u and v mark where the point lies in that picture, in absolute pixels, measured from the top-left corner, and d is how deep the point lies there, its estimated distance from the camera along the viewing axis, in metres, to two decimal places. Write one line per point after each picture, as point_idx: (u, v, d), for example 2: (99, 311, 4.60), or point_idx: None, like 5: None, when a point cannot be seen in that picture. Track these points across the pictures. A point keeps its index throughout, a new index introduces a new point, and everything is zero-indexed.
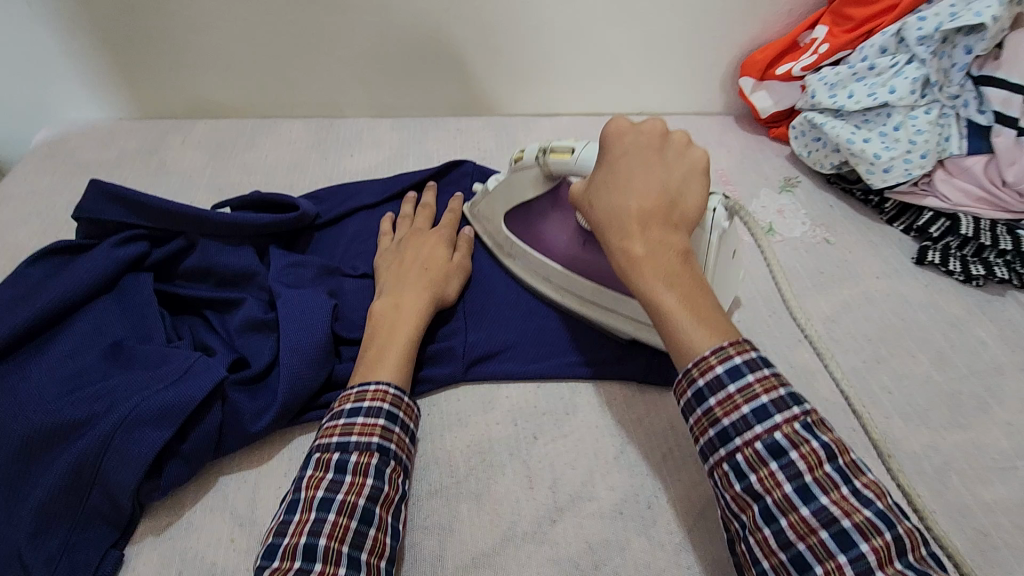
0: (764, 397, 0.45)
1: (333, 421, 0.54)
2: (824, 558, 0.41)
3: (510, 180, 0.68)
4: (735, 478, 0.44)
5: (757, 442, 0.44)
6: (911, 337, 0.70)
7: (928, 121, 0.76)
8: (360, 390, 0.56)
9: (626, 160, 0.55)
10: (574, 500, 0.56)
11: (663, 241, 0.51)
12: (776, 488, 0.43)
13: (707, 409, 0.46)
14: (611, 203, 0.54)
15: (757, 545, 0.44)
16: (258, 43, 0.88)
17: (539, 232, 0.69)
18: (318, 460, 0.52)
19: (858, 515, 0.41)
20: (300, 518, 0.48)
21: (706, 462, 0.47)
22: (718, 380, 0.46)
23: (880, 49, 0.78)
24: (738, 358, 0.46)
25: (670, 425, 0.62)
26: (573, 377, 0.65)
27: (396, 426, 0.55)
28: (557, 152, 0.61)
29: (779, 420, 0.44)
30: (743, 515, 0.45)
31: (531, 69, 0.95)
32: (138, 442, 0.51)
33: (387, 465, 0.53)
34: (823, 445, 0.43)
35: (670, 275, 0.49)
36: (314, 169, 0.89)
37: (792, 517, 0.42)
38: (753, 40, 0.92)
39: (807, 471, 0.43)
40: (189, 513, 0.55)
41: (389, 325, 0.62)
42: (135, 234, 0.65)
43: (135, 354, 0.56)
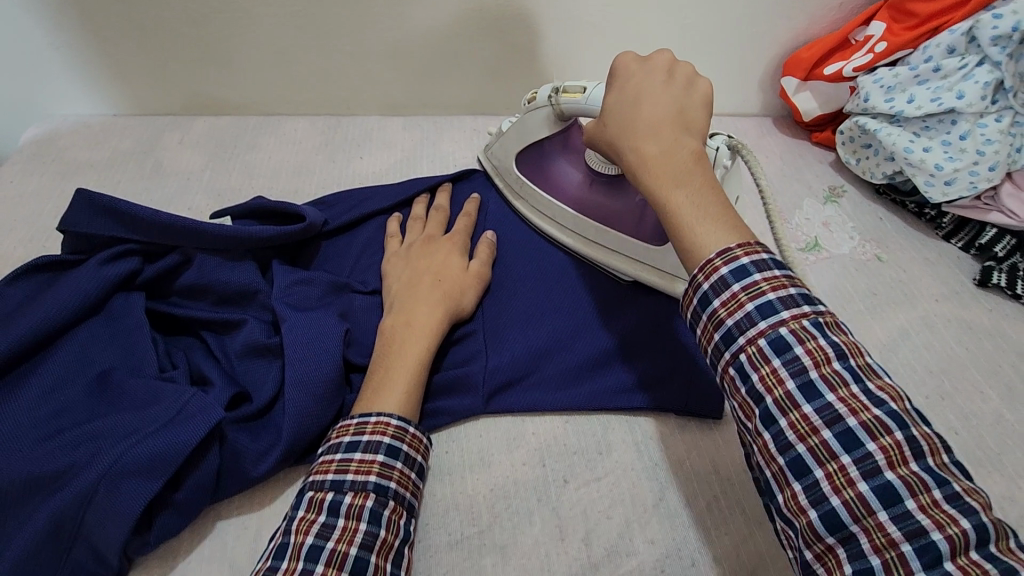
0: (772, 294, 0.41)
1: (329, 454, 0.49)
2: (826, 460, 0.38)
3: (523, 121, 0.70)
4: (737, 379, 0.41)
5: (760, 338, 0.41)
6: (977, 368, 0.64)
7: (999, 130, 0.68)
8: (360, 421, 0.51)
9: (638, 74, 0.53)
10: (610, 555, 0.51)
11: (676, 143, 0.48)
12: (778, 387, 0.39)
13: (711, 312, 0.43)
14: (622, 110, 0.52)
15: (758, 452, 0.40)
16: (262, 35, 0.81)
17: (550, 174, 0.72)
18: (311, 500, 0.47)
19: (866, 414, 0.37)
20: (288, 566, 0.43)
21: (713, 370, 0.44)
22: (723, 281, 0.42)
23: (948, 49, 0.71)
24: (745, 259, 0.42)
25: (714, 467, 0.56)
26: (607, 408, 0.59)
27: (399, 462, 0.50)
28: (569, 92, 0.63)
29: (785, 315, 0.40)
30: (747, 423, 0.41)
31: (555, 65, 0.88)
32: (124, 496, 0.45)
33: (384, 506, 0.48)
34: (833, 343, 0.40)
35: (680, 174, 0.46)
36: (321, 172, 0.83)
37: (793, 416, 0.39)
38: (798, 36, 0.85)
39: (813, 367, 0.39)
40: (183, 565, 0.49)
41: (400, 340, 0.56)
42: (125, 250, 0.59)
43: (124, 391, 0.50)
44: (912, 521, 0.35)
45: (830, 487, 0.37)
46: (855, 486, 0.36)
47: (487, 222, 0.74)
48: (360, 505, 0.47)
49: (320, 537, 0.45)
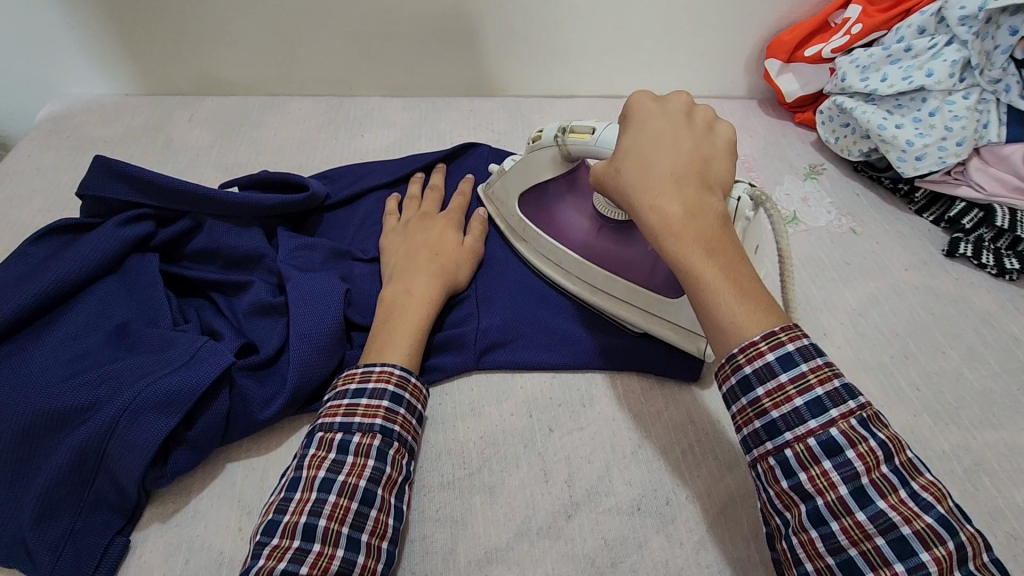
0: (819, 388, 0.43)
1: (338, 400, 0.53)
2: (879, 566, 0.40)
3: (526, 161, 0.66)
4: (783, 475, 0.43)
5: (810, 438, 0.42)
6: (941, 331, 0.67)
7: (966, 106, 0.72)
8: (365, 371, 0.55)
9: (657, 123, 0.54)
10: (591, 495, 0.55)
11: (702, 204, 0.49)
12: (830, 490, 0.41)
13: (754, 399, 0.44)
14: (642, 153, 0.53)
15: (802, 546, 0.42)
16: (268, 17, 0.84)
17: (554, 219, 0.68)
18: (321, 439, 0.51)
19: (918, 521, 0.40)
20: (301, 497, 0.47)
21: (750, 455, 0.46)
22: (768, 368, 0.44)
23: (919, 29, 0.75)
24: (790, 345, 0.44)
25: (690, 419, 0.60)
26: (592, 367, 0.63)
27: (402, 407, 0.54)
28: (577, 133, 0.60)
29: (835, 415, 0.42)
30: (787, 513, 0.44)
31: (548, 48, 0.92)
32: (142, 430, 0.49)
33: (390, 446, 0.52)
34: (881, 444, 0.42)
35: (710, 244, 0.47)
36: (324, 149, 0.87)
37: (845, 521, 0.41)
38: (781, 20, 0.89)
39: (864, 472, 0.41)
40: (197, 500, 0.53)
41: (399, 309, 0.60)
42: (141, 213, 0.63)
43: (140, 338, 0.54)
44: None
45: None
46: None
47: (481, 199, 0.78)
48: (368, 444, 0.51)
49: (330, 471, 0.49)
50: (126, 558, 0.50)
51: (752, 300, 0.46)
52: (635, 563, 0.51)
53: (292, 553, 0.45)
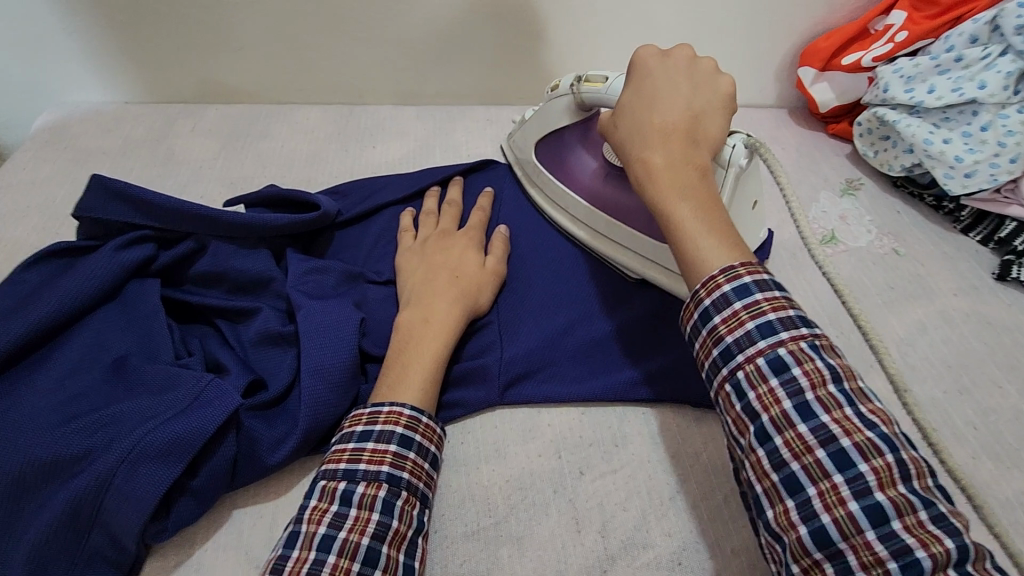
0: (772, 314, 0.42)
1: (342, 444, 0.49)
2: (818, 478, 0.38)
3: (546, 108, 0.72)
4: (734, 397, 0.41)
5: (759, 357, 0.41)
6: (996, 363, 0.63)
7: (1021, 121, 0.67)
8: (373, 411, 0.51)
9: (655, 79, 0.54)
10: (627, 547, 0.50)
11: (683, 154, 0.49)
12: (775, 406, 0.40)
13: (711, 328, 0.43)
14: (635, 107, 0.54)
15: (751, 468, 0.40)
16: (276, 21, 0.80)
17: (566, 164, 0.72)
18: (323, 489, 0.47)
19: (859, 435, 0.38)
20: (299, 556, 0.43)
21: (707, 386, 0.44)
22: (724, 297, 0.42)
23: (970, 38, 0.70)
24: (747, 278, 0.43)
25: (732, 461, 0.56)
26: (623, 402, 0.59)
27: (411, 451, 0.50)
28: (591, 81, 0.64)
29: (784, 336, 0.41)
30: (740, 439, 0.41)
31: (569, 54, 0.87)
32: (141, 483, 0.45)
33: (397, 497, 0.47)
34: (829, 366, 0.40)
35: (687, 187, 0.47)
36: (334, 161, 0.83)
37: (787, 435, 0.39)
38: (816, 26, 0.84)
39: (809, 388, 0.39)
40: (200, 552, 0.49)
41: (415, 340, 0.55)
42: (140, 236, 0.58)
43: (140, 376, 0.50)
44: (897, 540, 0.35)
45: (820, 504, 0.37)
46: (846, 506, 0.37)
47: (502, 216, 0.73)
48: (372, 495, 0.47)
49: (331, 526, 0.45)
50: None
51: (725, 239, 0.45)
52: None
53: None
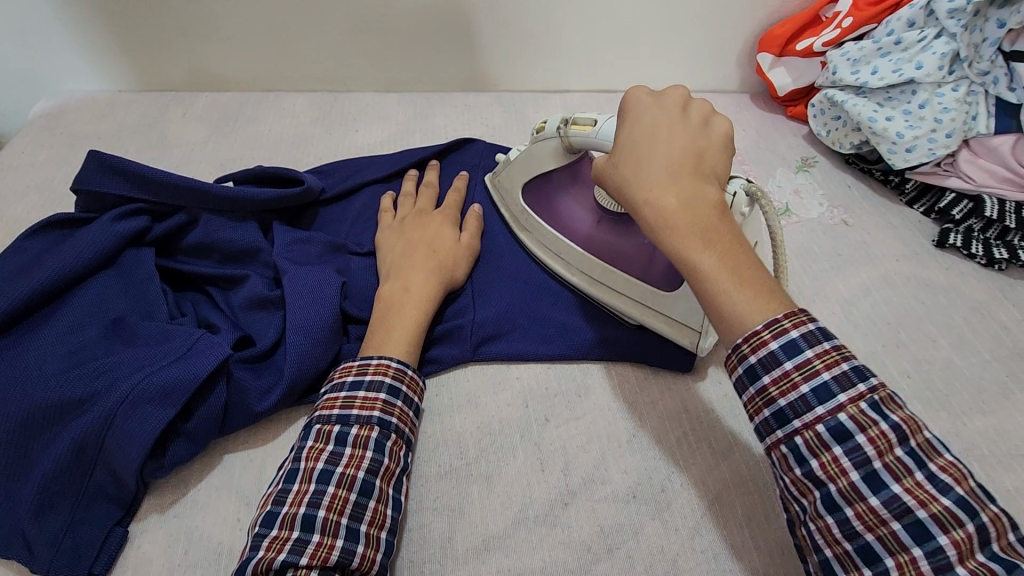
0: (826, 373, 0.42)
1: (334, 393, 0.53)
2: (896, 550, 0.39)
3: (531, 152, 0.69)
4: (795, 463, 0.42)
5: (818, 424, 0.42)
6: (931, 320, 0.68)
7: (955, 98, 0.73)
8: (363, 364, 0.55)
9: (650, 114, 0.53)
10: (586, 483, 0.55)
11: (698, 194, 0.48)
12: (842, 476, 0.41)
13: (761, 388, 0.44)
14: (637, 145, 0.51)
15: (819, 533, 0.42)
16: (261, 11, 0.84)
17: (557, 209, 0.69)
18: (318, 432, 0.51)
19: (935, 505, 0.39)
20: (300, 488, 0.48)
21: (763, 442, 0.45)
22: (773, 357, 0.43)
23: (908, 23, 0.75)
24: (794, 332, 0.43)
25: (684, 408, 0.60)
26: (588, 358, 0.64)
27: (399, 399, 0.54)
28: (579, 125, 0.61)
29: (843, 400, 0.41)
30: (804, 500, 0.43)
31: (542, 43, 0.92)
32: (139, 422, 0.49)
33: (388, 438, 0.52)
34: (894, 426, 0.41)
35: (708, 233, 0.46)
36: (319, 144, 0.87)
37: (859, 507, 0.40)
38: (773, 15, 0.89)
39: (876, 457, 0.40)
40: (195, 491, 0.54)
41: (399, 306, 0.60)
42: (135, 208, 0.63)
43: (138, 331, 0.54)
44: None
45: None
46: None
47: (477, 196, 0.78)
48: (366, 436, 0.51)
49: (329, 462, 0.49)
50: (125, 550, 0.50)
51: (752, 288, 0.45)
52: (631, 549, 0.51)
53: (291, 544, 0.45)
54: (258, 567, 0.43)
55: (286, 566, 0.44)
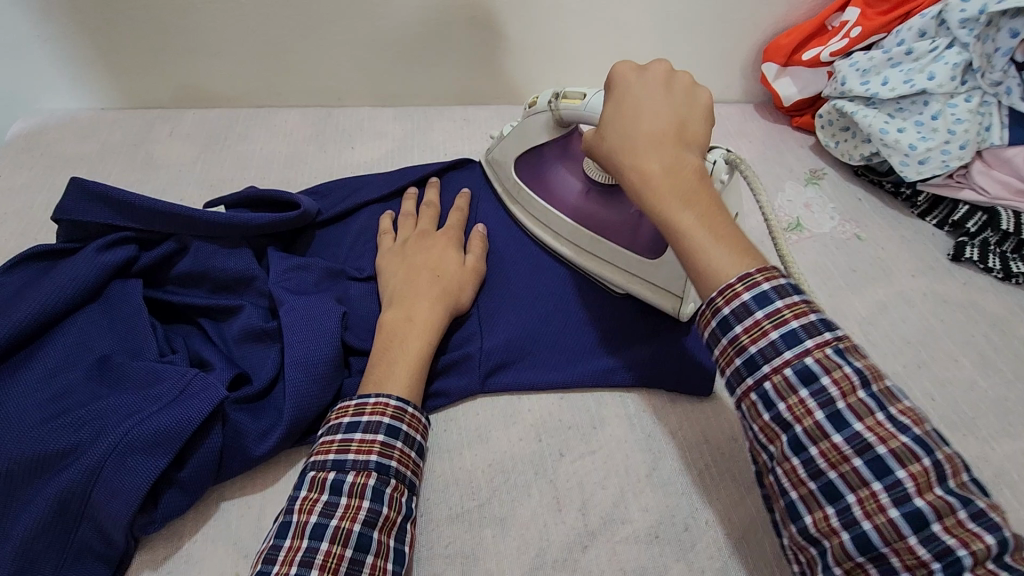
0: (795, 322, 0.41)
1: (330, 436, 0.50)
2: (857, 486, 0.38)
3: (524, 125, 0.70)
4: (763, 408, 0.41)
5: (786, 368, 0.41)
6: (951, 338, 0.66)
7: (968, 109, 0.71)
8: (359, 403, 0.52)
9: (638, 83, 0.53)
10: (606, 523, 0.52)
11: (679, 159, 0.48)
12: (807, 417, 0.40)
13: (733, 338, 0.43)
14: (623, 113, 0.52)
15: (785, 476, 0.41)
16: (251, 24, 0.81)
17: (548, 181, 0.71)
18: (313, 480, 0.48)
19: (895, 442, 0.38)
20: (291, 545, 0.45)
21: (733, 393, 0.44)
22: (745, 308, 0.42)
23: (919, 33, 0.73)
24: (766, 285, 0.42)
25: (704, 438, 0.58)
26: (603, 386, 0.61)
27: (399, 440, 0.51)
28: (568, 98, 0.63)
29: (810, 344, 0.41)
30: (771, 447, 0.42)
31: (542, 55, 0.90)
32: (129, 475, 0.46)
33: (387, 484, 0.49)
34: (858, 370, 0.40)
35: (687, 194, 0.46)
36: (313, 162, 0.84)
37: (823, 445, 0.39)
38: (778, 24, 0.87)
39: (840, 398, 0.39)
40: (189, 544, 0.50)
41: (399, 336, 0.57)
42: (121, 237, 0.59)
43: (125, 373, 0.51)
44: (939, 542, 0.36)
45: (861, 511, 0.38)
46: (887, 512, 0.37)
47: (480, 215, 0.75)
48: (362, 484, 0.48)
49: (323, 515, 0.46)
50: None
51: (729, 246, 0.45)
52: None
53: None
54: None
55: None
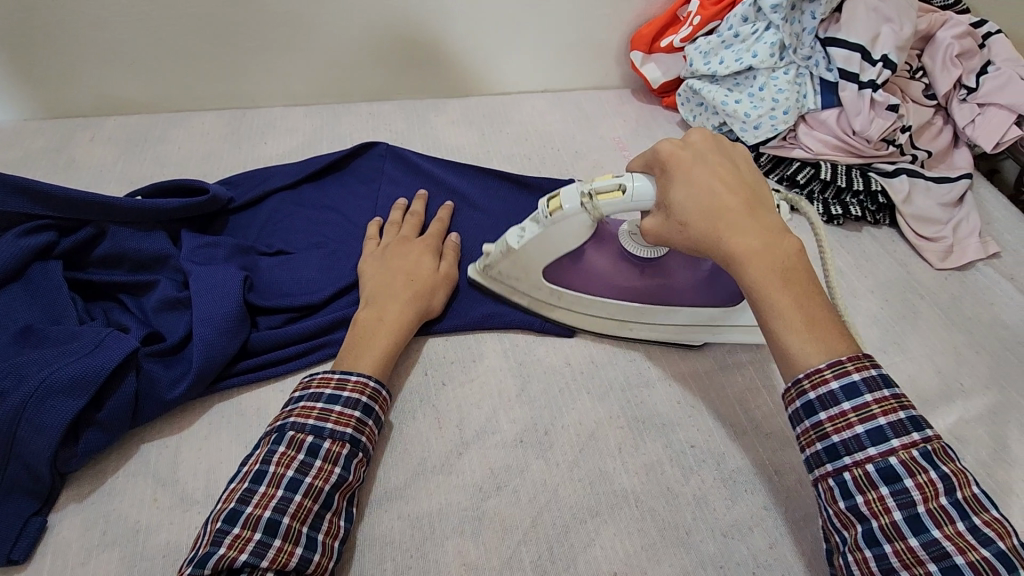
0: (882, 418, 0.46)
1: (312, 402, 0.55)
2: None
3: (545, 233, 0.62)
4: (841, 495, 0.46)
5: (868, 463, 0.45)
6: None
7: (787, 81, 0.84)
8: (342, 377, 0.58)
9: (697, 157, 0.55)
10: (479, 434, 0.62)
11: (773, 236, 0.51)
12: (884, 514, 0.44)
13: (817, 423, 0.47)
14: (703, 190, 0.53)
15: (856, 563, 0.45)
16: (161, 36, 0.88)
17: (587, 278, 0.66)
18: (291, 439, 0.53)
19: (973, 554, 0.41)
20: (267, 491, 0.50)
21: (812, 473, 0.49)
22: (832, 396, 0.47)
23: (742, 18, 0.85)
24: (856, 374, 0.46)
25: (567, 362, 0.68)
26: (484, 327, 0.70)
27: (370, 420, 0.57)
28: (605, 193, 0.57)
29: (896, 444, 0.45)
30: (845, 531, 0.47)
31: (438, 54, 0.99)
32: (50, 414, 0.53)
33: (354, 456, 0.55)
34: (942, 476, 0.44)
35: (791, 274, 0.50)
36: (229, 158, 0.92)
37: (898, 545, 0.44)
38: (640, 16, 0.99)
39: (921, 501, 0.44)
40: (112, 479, 0.58)
41: (367, 333, 0.62)
42: (41, 224, 0.66)
43: (46, 335, 0.58)
44: None
45: None
46: None
47: (460, 226, 0.79)
48: (337, 451, 0.54)
49: (298, 471, 0.51)
50: (44, 537, 0.54)
51: (829, 320, 0.49)
52: (517, 485, 0.58)
53: (253, 545, 0.47)
54: (218, 563, 0.45)
55: (245, 566, 0.46)
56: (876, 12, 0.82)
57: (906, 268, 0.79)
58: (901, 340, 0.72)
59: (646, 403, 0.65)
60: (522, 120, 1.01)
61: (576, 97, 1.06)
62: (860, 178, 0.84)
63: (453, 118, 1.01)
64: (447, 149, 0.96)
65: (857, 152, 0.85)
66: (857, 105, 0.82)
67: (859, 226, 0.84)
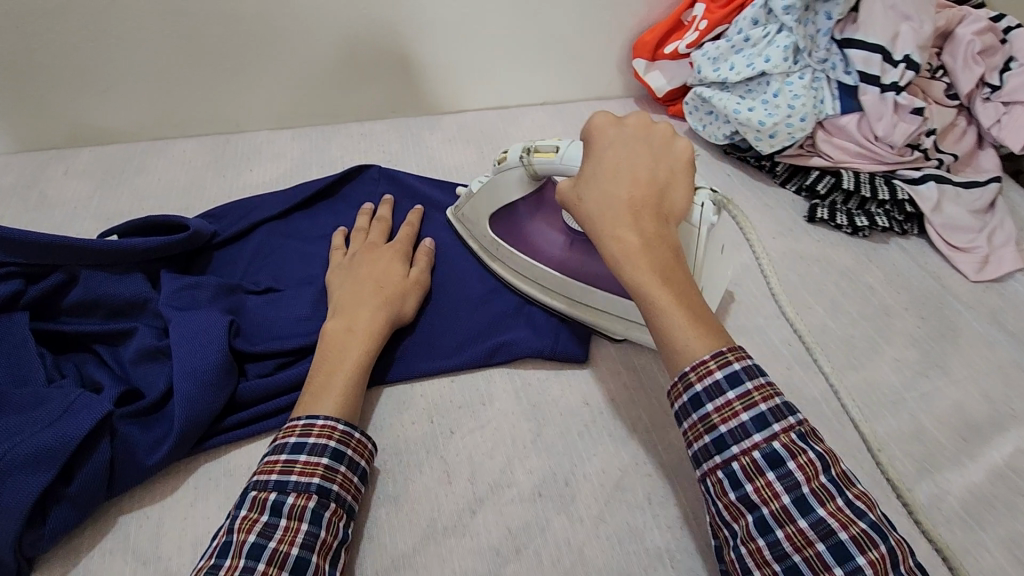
0: (763, 404, 0.44)
1: (275, 455, 0.50)
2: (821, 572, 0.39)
3: (495, 180, 0.65)
4: (732, 486, 0.43)
5: (755, 451, 0.43)
6: (806, 288, 0.73)
7: (802, 86, 0.79)
8: (307, 423, 0.52)
9: (616, 143, 0.54)
10: (493, 489, 0.56)
11: (657, 234, 0.50)
12: (774, 500, 0.41)
13: (704, 415, 0.45)
14: (602, 176, 0.53)
15: (750, 556, 0.42)
16: (134, 60, 0.83)
17: (526, 238, 0.67)
18: (254, 499, 0.47)
19: (853, 527, 0.40)
20: (231, 564, 0.43)
21: (699, 468, 0.46)
22: (718, 386, 0.44)
23: (752, 21, 0.81)
24: (738, 365, 0.45)
25: (585, 402, 0.63)
26: (490, 364, 0.65)
27: (342, 464, 0.51)
28: (541, 152, 0.58)
29: (777, 428, 0.43)
30: (735, 525, 0.43)
31: (430, 68, 0.94)
32: (13, 492, 0.47)
33: (326, 507, 0.48)
34: (818, 455, 0.42)
35: (666, 271, 0.48)
36: (212, 186, 0.87)
37: (789, 528, 0.41)
38: (642, 22, 0.94)
39: (804, 482, 0.41)
40: (85, 560, 0.52)
41: (339, 348, 0.57)
42: (5, 273, 0.59)
43: (10, 398, 0.53)
44: None
45: None
46: None
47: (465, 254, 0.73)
48: (302, 505, 0.47)
49: (261, 535, 0.45)
50: None
51: (706, 325, 0.47)
52: (539, 546, 0.53)
53: None
54: None
55: None
56: (893, 10, 0.77)
57: (939, 281, 0.74)
58: (943, 363, 0.66)
59: (674, 446, 0.59)
60: (522, 135, 0.96)
61: (577, 109, 1.02)
62: (885, 186, 0.79)
63: (449, 135, 0.96)
64: (443, 168, 0.91)
65: (880, 159, 0.80)
66: (879, 110, 0.78)
67: (887, 237, 0.79)
